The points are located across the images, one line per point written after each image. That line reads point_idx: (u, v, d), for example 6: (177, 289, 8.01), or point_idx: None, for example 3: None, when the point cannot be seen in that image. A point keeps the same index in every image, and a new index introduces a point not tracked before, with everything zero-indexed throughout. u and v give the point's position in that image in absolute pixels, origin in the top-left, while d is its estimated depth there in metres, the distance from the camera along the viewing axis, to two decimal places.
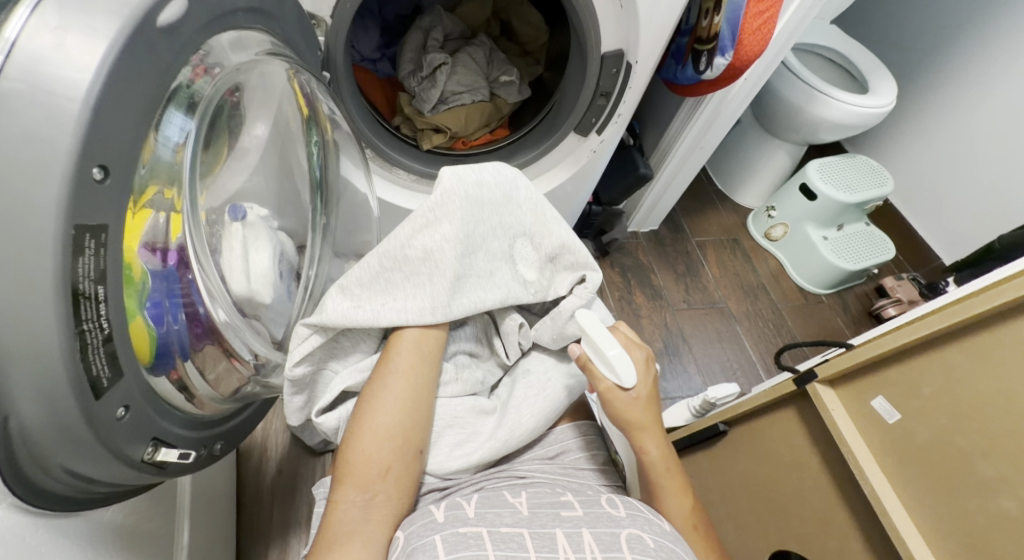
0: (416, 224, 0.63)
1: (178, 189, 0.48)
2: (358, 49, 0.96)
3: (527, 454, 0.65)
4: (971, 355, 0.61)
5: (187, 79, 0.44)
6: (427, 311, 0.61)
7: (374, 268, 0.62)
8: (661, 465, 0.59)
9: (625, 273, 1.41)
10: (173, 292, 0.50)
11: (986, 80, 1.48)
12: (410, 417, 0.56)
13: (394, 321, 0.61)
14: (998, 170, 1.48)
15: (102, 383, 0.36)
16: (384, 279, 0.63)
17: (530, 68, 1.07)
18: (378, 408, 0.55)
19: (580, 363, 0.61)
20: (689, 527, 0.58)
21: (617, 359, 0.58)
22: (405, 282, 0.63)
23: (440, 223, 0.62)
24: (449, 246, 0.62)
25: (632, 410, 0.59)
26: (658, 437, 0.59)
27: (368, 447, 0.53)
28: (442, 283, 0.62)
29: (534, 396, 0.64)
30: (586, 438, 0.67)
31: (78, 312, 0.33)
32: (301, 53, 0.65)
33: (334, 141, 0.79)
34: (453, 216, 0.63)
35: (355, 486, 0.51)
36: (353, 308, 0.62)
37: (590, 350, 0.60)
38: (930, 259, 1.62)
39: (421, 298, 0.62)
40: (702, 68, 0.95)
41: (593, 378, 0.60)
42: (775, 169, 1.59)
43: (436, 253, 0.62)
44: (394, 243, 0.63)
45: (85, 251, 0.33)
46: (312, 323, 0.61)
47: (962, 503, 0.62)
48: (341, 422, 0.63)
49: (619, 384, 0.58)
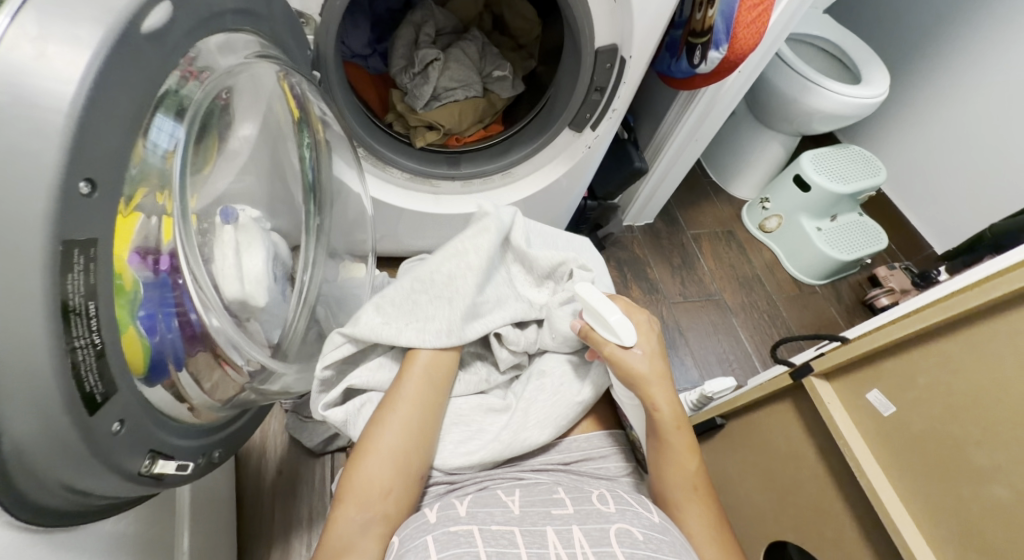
0: (449, 253, 0.65)
1: (169, 193, 0.47)
2: (348, 45, 0.94)
3: (542, 456, 0.65)
4: (963, 348, 0.62)
5: (175, 84, 0.43)
6: (444, 333, 0.62)
7: (407, 289, 0.64)
8: (672, 422, 0.59)
9: (621, 267, 1.41)
10: (166, 302, 0.49)
11: (979, 68, 1.47)
12: (416, 442, 0.55)
13: (412, 341, 0.61)
14: (988, 159, 1.49)
15: (97, 399, 0.36)
16: (413, 300, 0.64)
17: (524, 63, 1.05)
18: (385, 428, 0.55)
19: (582, 333, 0.62)
20: (689, 486, 0.59)
21: (619, 323, 0.59)
22: (430, 307, 0.63)
23: (468, 254, 0.64)
24: (471, 274, 0.63)
25: (637, 364, 0.60)
26: (667, 389, 0.60)
27: (371, 467, 0.53)
28: (460, 307, 0.62)
29: (546, 400, 0.64)
30: (620, 448, 0.68)
31: (69, 329, 0.32)
32: (291, 53, 0.64)
33: (326, 140, 0.77)
34: (482, 248, 0.64)
35: (354, 504, 0.50)
36: (384, 325, 0.63)
37: (591, 320, 0.61)
38: (922, 247, 1.63)
39: (441, 320, 0.62)
40: (696, 61, 0.94)
41: (597, 344, 0.61)
42: (769, 159, 1.58)
43: (459, 279, 0.63)
44: (426, 268, 0.64)
45: (74, 268, 0.32)
46: (346, 332, 0.63)
47: (956, 491, 0.62)
48: (348, 414, 0.63)
49: (620, 342, 0.59)
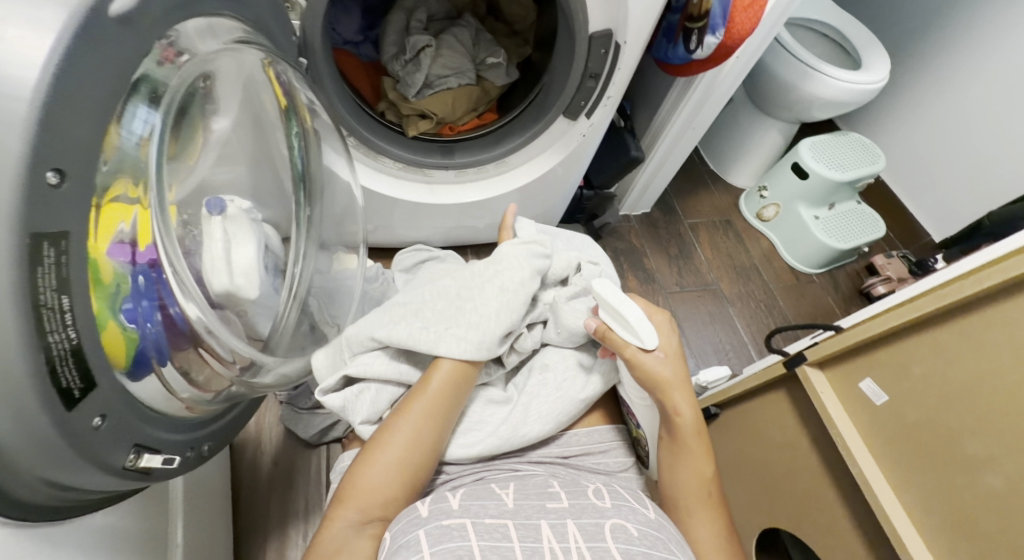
0: (497, 269, 0.66)
1: (144, 186, 0.45)
2: (338, 31, 0.92)
3: (543, 449, 0.65)
4: (957, 337, 0.61)
5: (149, 70, 0.41)
6: (487, 343, 0.62)
7: (450, 298, 0.65)
8: (691, 427, 0.60)
9: (617, 257, 1.40)
10: (148, 295, 0.48)
11: (980, 53, 1.45)
12: (424, 454, 0.55)
13: (456, 348, 0.61)
14: (988, 146, 1.47)
15: (75, 394, 0.35)
16: (454, 309, 0.64)
17: (519, 49, 1.03)
18: (395, 437, 0.55)
19: (599, 333, 0.62)
20: (702, 492, 0.60)
21: (640, 325, 0.59)
22: (471, 311, 0.63)
23: (519, 270, 0.66)
24: (524, 289, 0.65)
25: (661, 368, 0.59)
26: (688, 395, 0.60)
27: (376, 475, 0.53)
28: (508, 319, 0.63)
29: (548, 397, 0.65)
30: (621, 443, 0.69)
31: (41, 323, 0.31)
32: (276, 40, 0.62)
33: (314, 130, 0.74)
34: (529, 265, 0.67)
35: (355, 511, 0.51)
36: (423, 331, 0.62)
37: (610, 320, 0.61)
38: (920, 235, 1.62)
39: (484, 330, 0.62)
40: (693, 47, 0.92)
41: (616, 346, 0.61)
42: (768, 147, 1.57)
43: (511, 291, 0.64)
44: (475, 280, 0.66)
45: (43, 261, 0.31)
46: (379, 336, 0.64)
47: (949, 480, 0.61)
48: (345, 401, 0.64)
49: (642, 345, 0.59)
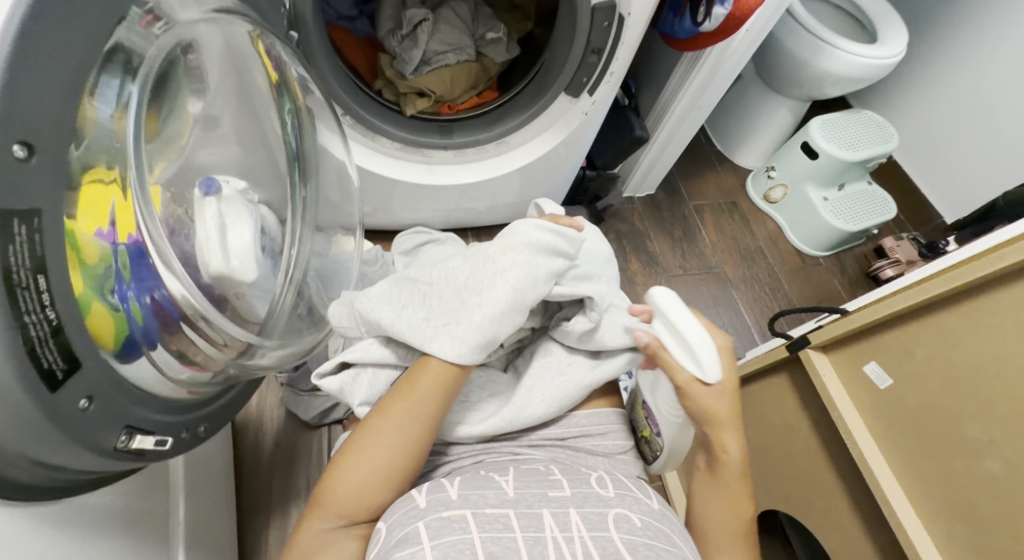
0: (508, 257, 0.59)
1: (123, 169, 0.44)
2: (333, 6, 0.90)
3: (543, 431, 0.64)
4: (963, 321, 0.59)
5: (122, 40, 0.40)
6: (480, 348, 0.57)
7: (457, 287, 0.60)
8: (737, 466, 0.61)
9: (620, 239, 1.38)
10: (136, 277, 0.47)
11: (999, 27, 1.41)
12: (400, 466, 0.54)
13: (446, 349, 0.57)
14: (1004, 124, 1.43)
15: (58, 375, 0.34)
16: (457, 302, 0.59)
17: (519, 24, 1.00)
18: (370, 450, 0.54)
19: (650, 349, 0.60)
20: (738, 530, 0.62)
21: (704, 356, 0.57)
22: (474, 310, 0.57)
23: (536, 266, 0.59)
24: (535, 292, 0.58)
25: (713, 401, 0.59)
26: (737, 432, 0.61)
27: (348, 486, 0.52)
28: (507, 324, 0.58)
29: (550, 379, 0.63)
30: (622, 426, 0.68)
31: (16, 304, 0.30)
32: (263, 11, 0.61)
33: (307, 108, 0.74)
34: (547, 266, 0.59)
35: (327, 522, 0.52)
36: (423, 322, 0.60)
37: (668, 340, 0.60)
38: (931, 216, 1.59)
39: (482, 333, 0.57)
40: (700, 18, 0.90)
41: (670, 368, 0.60)
42: (777, 126, 1.53)
43: (523, 290, 0.58)
44: (487, 270, 0.59)
45: (15, 238, 0.30)
46: (387, 325, 0.61)
47: (948, 464, 0.61)
48: (341, 386, 0.66)
49: (700, 377, 0.58)
